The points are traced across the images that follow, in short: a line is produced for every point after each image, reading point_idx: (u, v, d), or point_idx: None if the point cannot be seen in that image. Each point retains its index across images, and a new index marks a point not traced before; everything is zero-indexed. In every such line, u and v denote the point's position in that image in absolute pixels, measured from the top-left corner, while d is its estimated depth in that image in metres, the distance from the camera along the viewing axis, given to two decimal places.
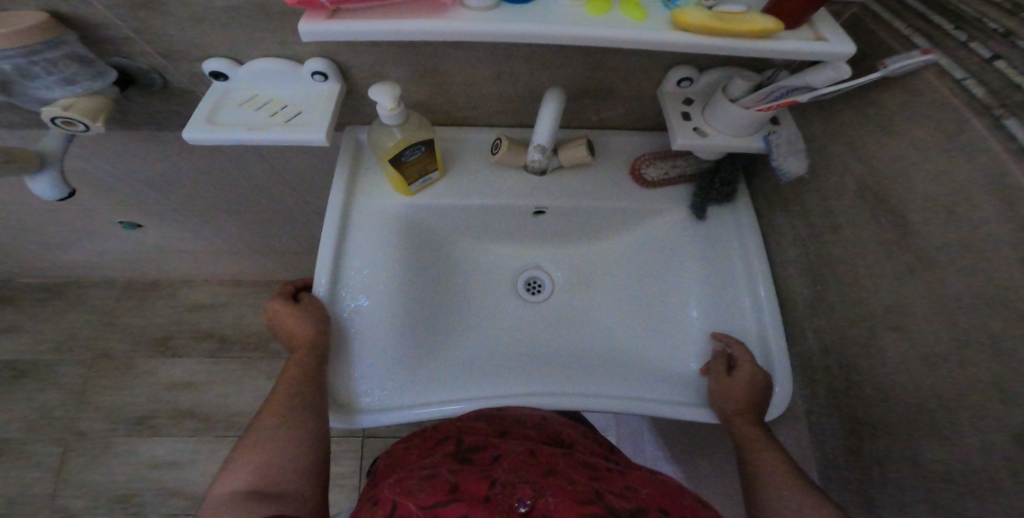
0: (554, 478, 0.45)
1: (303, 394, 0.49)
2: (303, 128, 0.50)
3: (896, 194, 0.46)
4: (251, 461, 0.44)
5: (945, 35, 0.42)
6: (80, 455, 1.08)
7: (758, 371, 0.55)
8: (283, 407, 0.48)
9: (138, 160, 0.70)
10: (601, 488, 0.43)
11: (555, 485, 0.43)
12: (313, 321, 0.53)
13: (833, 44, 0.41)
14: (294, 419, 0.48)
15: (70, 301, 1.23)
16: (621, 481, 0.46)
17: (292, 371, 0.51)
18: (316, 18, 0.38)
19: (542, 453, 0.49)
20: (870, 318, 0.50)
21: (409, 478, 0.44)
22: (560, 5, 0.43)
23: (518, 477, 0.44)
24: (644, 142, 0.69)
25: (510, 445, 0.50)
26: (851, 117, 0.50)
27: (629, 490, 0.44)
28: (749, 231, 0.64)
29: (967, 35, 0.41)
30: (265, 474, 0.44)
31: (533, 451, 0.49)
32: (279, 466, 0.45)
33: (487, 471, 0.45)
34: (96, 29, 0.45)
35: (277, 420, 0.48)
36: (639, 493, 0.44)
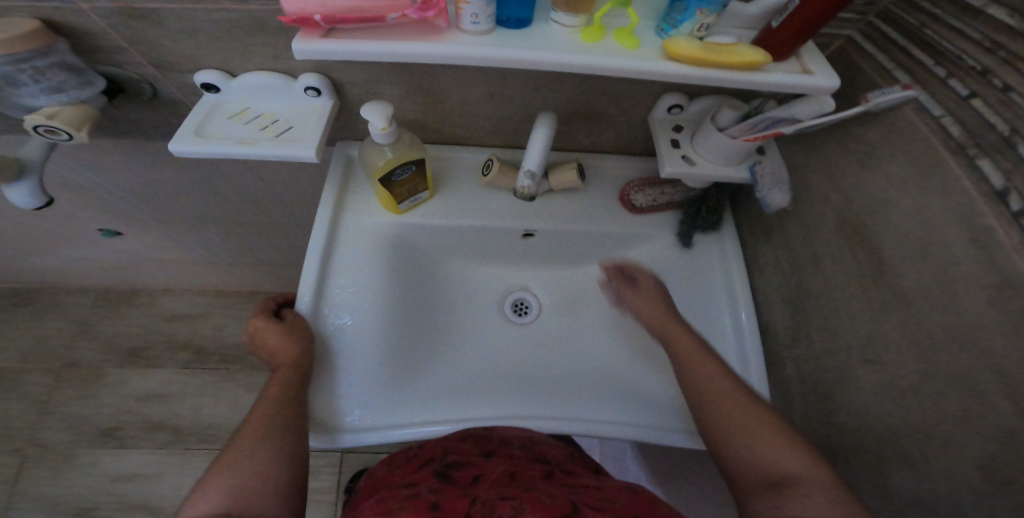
0: (532, 492, 0.44)
1: (283, 410, 0.47)
2: (293, 143, 0.50)
3: (876, 227, 0.46)
4: (222, 483, 0.41)
5: (926, 71, 0.42)
6: (39, 469, 1.03)
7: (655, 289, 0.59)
8: (261, 425, 0.46)
9: (120, 167, 0.69)
10: (578, 502, 0.42)
11: (534, 499, 0.43)
12: (295, 338, 0.52)
13: (817, 78, 0.42)
14: (273, 437, 0.45)
15: (43, 308, 1.19)
16: (598, 494, 0.45)
17: (274, 388, 0.49)
18: (311, 35, 0.38)
19: (524, 473, 0.49)
20: (853, 346, 0.50)
21: (390, 498, 0.45)
22: (554, 32, 0.43)
23: (498, 493, 0.44)
24: (633, 166, 0.69)
25: (492, 464, 0.50)
26: (833, 148, 0.51)
27: (605, 501, 0.43)
28: (734, 260, 0.65)
29: (947, 71, 0.41)
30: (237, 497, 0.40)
31: (512, 473, 0.48)
32: (254, 487, 0.41)
33: (468, 490, 0.45)
34: (89, 38, 0.45)
35: (255, 438, 0.45)
36: (615, 504, 0.43)
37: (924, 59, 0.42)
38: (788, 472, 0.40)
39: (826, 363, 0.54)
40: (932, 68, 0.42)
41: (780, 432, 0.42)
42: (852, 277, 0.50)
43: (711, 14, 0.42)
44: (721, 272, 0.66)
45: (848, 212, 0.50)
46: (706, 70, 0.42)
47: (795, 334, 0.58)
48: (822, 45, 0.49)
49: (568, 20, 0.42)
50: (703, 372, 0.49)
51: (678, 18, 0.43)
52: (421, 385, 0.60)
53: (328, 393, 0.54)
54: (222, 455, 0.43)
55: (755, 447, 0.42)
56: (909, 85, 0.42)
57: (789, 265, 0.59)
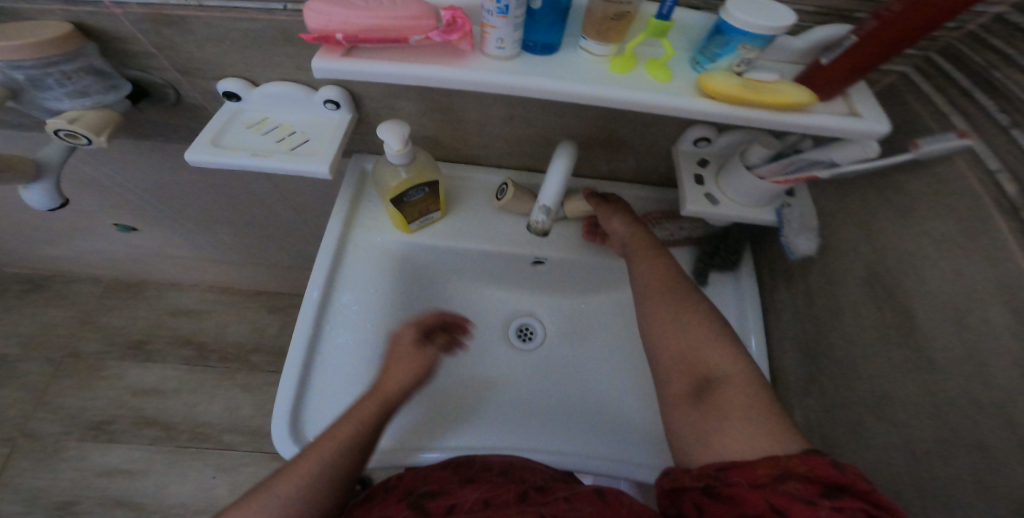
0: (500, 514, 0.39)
1: (346, 460, 0.44)
2: (309, 157, 0.49)
3: (912, 284, 0.44)
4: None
5: (987, 118, 0.39)
6: (27, 460, 1.02)
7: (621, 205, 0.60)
8: (314, 467, 0.43)
9: (136, 166, 0.69)
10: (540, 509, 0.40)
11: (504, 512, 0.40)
12: (408, 372, 0.52)
13: (864, 121, 0.41)
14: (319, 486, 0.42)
15: (51, 295, 1.20)
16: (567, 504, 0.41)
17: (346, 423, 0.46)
18: (331, 54, 0.37)
19: (499, 499, 0.43)
20: (882, 406, 0.47)
21: None
22: (583, 60, 0.42)
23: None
24: (653, 197, 0.67)
25: (466, 491, 0.45)
26: (870, 195, 0.48)
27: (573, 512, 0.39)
28: (750, 301, 0.62)
29: (1011, 120, 0.37)
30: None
31: (486, 500, 0.43)
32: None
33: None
34: (118, 42, 0.44)
35: (304, 482, 0.42)
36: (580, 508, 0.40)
37: (986, 105, 0.39)
38: (711, 371, 0.43)
39: (847, 421, 0.51)
40: (994, 116, 0.38)
41: (715, 340, 0.45)
42: (881, 334, 0.47)
43: (755, 50, 0.39)
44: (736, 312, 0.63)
45: (880, 266, 0.47)
46: (746, 108, 0.40)
47: (814, 386, 0.55)
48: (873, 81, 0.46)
49: (597, 48, 0.41)
50: (659, 284, 0.51)
51: (717, 52, 0.40)
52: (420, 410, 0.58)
53: (324, 414, 0.51)
54: (269, 480, 0.42)
55: (690, 350, 0.45)
56: (966, 132, 0.39)
57: (811, 312, 0.56)
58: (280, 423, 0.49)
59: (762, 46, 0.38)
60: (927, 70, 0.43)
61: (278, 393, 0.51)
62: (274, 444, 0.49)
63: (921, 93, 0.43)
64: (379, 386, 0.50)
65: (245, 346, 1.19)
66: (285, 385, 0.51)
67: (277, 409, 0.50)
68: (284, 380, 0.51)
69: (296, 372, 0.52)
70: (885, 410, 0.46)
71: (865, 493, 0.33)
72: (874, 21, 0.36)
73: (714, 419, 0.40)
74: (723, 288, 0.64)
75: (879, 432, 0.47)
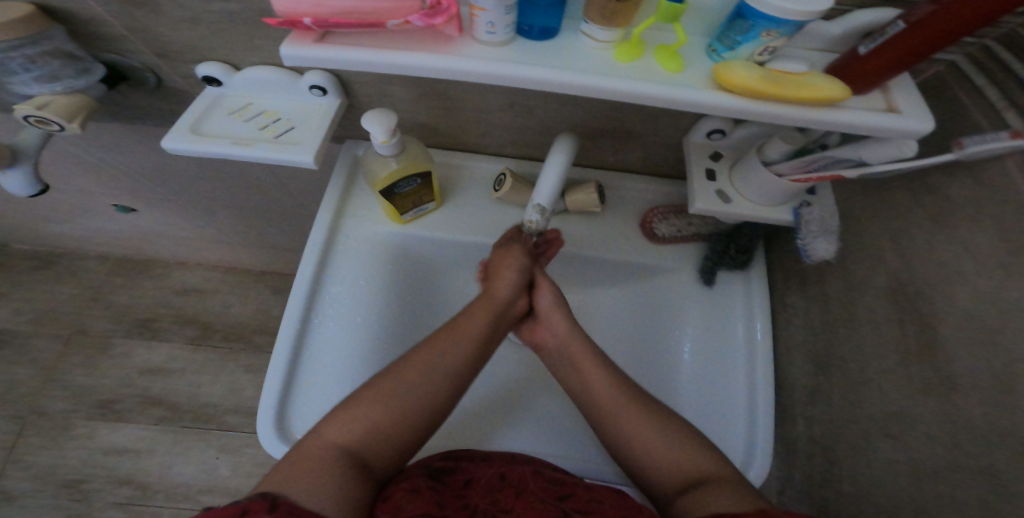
0: (525, 500, 0.43)
1: (456, 366, 0.47)
2: (292, 146, 0.47)
3: (934, 300, 0.40)
4: (361, 418, 0.42)
5: None
6: (36, 436, 1.06)
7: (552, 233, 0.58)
8: (425, 369, 0.45)
9: (127, 151, 0.68)
10: (569, 511, 0.42)
11: (529, 508, 0.42)
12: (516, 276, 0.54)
13: (904, 119, 0.36)
14: (428, 388, 0.45)
15: (60, 272, 1.22)
16: (586, 493, 0.45)
17: (458, 329, 0.49)
18: (303, 40, 0.35)
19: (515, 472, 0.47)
20: (891, 426, 0.44)
21: (389, 492, 0.43)
22: (584, 46, 0.38)
23: (495, 504, 0.44)
24: (660, 191, 0.64)
25: (480, 466, 0.48)
26: (898, 199, 0.44)
27: (593, 504, 0.43)
28: (760, 305, 0.59)
29: None
30: (367, 437, 0.41)
31: (502, 474, 0.47)
32: (383, 432, 0.42)
33: (460, 497, 0.44)
34: (89, 25, 0.42)
35: (412, 381, 0.44)
36: (604, 507, 0.43)
37: None
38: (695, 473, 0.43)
39: (851, 439, 0.48)
40: None
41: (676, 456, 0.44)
42: (896, 350, 0.44)
43: (781, 38, 0.34)
44: (742, 315, 0.59)
45: (904, 277, 0.43)
46: (768, 103, 0.36)
47: (821, 399, 0.53)
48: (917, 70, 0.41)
49: (601, 34, 0.37)
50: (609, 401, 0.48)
51: (738, 40, 0.36)
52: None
53: (310, 411, 0.50)
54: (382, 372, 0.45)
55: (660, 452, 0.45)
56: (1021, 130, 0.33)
57: (823, 321, 0.53)
58: (264, 420, 0.48)
59: (789, 34, 0.34)
60: (982, 60, 0.38)
61: (264, 387, 0.49)
62: (259, 440, 0.47)
63: (972, 85, 0.38)
64: (491, 292, 0.54)
65: (247, 325, 1.23)
66: (271, 380, 0.50)
67: (263, 405, 0.48)
68: (270, 376, 0.50)
69: (282, 368, 0.50)
70: (897, 432, 0.43)
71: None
72: (930, 7, 0.31)
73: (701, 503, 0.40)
74: (731, 289, 0.61)
75: (886, 454, 0.45)
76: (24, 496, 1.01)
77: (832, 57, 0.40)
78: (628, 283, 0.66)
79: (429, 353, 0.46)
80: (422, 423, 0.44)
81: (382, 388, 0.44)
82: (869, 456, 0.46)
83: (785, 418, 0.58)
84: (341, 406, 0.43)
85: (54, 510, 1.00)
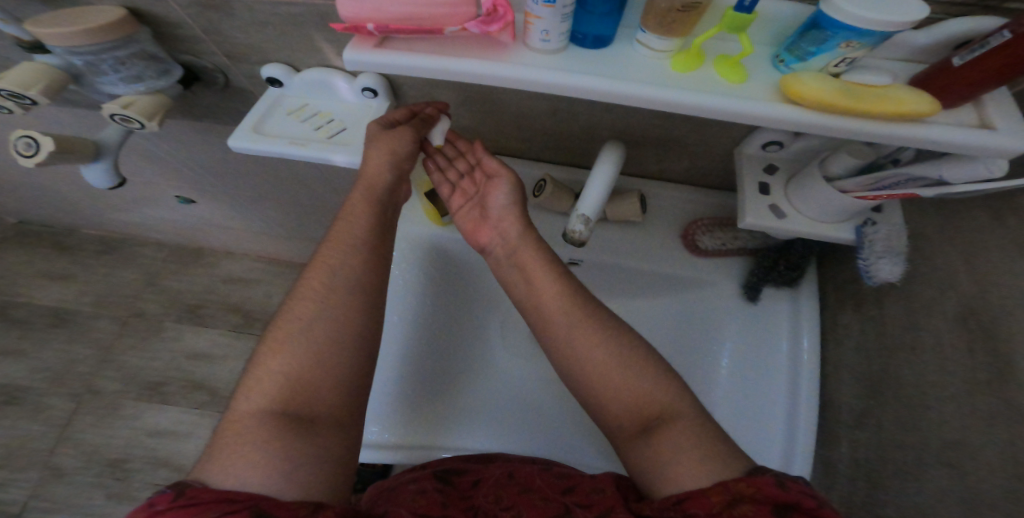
0: (528, 496, 0.43)
1: (355, 301, 0.43)
2: (344, 147, 0.48)
3: (1014, 331, 0.37)
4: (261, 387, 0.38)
5: None
6: (91, 412, 1.14)
7: (501, 169, 0.51)
8: (323, 299, 0.42)
9: (188, 147, 0.73)
10: (570, 504, 0.41)
11: (529, 506, 0.41)
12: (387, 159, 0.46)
13: (997, 136, 0.33)
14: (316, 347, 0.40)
15: (122, 257, 1.31)
16: (590, 484, 0.43)
17: (338, 246, 0.45)
18: (364, 45, 0.36)
19: (521, 473, 0.47)
20: (955, 464, 0.41)
21: (399, 493, 0.44)
22: (643, 55, 0.38)
23: (498, 501, 0.43)
24: (704, 202, 0.62)
25: (491, 468, 0.48)
26: (974, 220, 0.41)
27: (594, 494, 0.41)
28: (808, 326, 0.56)
29: None
30: (286, 395, 0.38)
31: (512, 473, 0.47)
32: (304, 385, 0.39)
33: (466, 499, 0.44)
34: (169, 27, 0.45)
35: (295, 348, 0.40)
36: (601, 495, 0.41)
37: None
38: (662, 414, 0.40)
39: (903, 471, 0.46)
40: None
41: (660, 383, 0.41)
42: (963, 379, 0.41)
43: (861, 49, 0.32)
44: (788, 334, 0.57)
45: (979, 303, 0.40)
46: (842, 117, 0.34)
47: (873, 429, 0.49)
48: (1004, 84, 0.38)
49: (658, 43, 0.36)
50: (570, 325, 0.45)
51: (811, 50, 0.34)
52: (438, 386, 0.57)
53: None
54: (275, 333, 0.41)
55: (628, 389, 0.42)
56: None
57: (880, 346, 0.50)
58: None
59: (870, 45, 0.32)
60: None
61: None
62: None
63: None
64: (368, 177, 0.47)
65: None
66: None
67: None
68: None
69: None
70: (959, 465, 0.40)
71: (810, 511, 0.32)
72: None
73: (662, 453, 0.38)
74: (778, 306, 0.58)
75: (944, 489, 0.42)
76: (73, 472, 1.08)
77: (913, 69, 0.38)
78: (666, 295, 0.64)
79: (308, 303, 0.41)
80: (336, 378, 0.40)
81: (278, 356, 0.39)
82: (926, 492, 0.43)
83: (828, 445, 0.55)
84: (253, 369, 0.39)
85: (97, 488, 1.07)
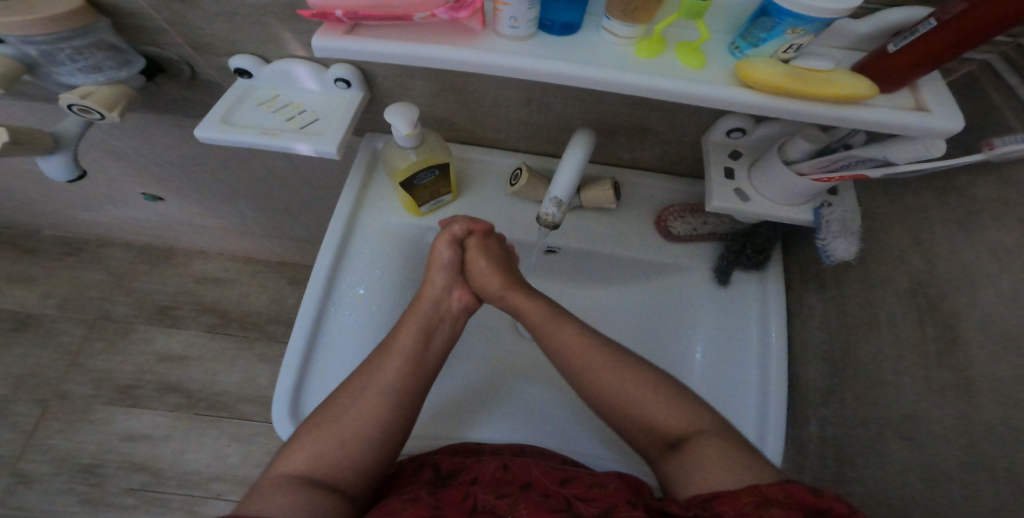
0: (527, 492, 0.44)
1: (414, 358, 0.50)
2: (317, 137, 0.48)
3: (955, 304, 0.40)
4: (313, 447, 0.45)
5: None
6: (60, 418, 1.10)
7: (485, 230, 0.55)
8: (403, 353, 0.49)
9: (155, 142, 0.71)
10: (571, 497, 0.43)
11: (530, 500, 0.43)
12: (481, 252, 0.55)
13: (931, 117, 0.36)
14: (377, 400, 0.47)
15: (87, 259, 1.26)
16: (589, 478, 0.46)
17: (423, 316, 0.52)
18: (333, 32, 0.37)
19: (516, 464, 0.47)
20: (905, 430, 0.44)
21: (391, 500, 0.44)
22: (606, 42, 0.39)
23: (496, 494, 0.44)
24: (676, 190, 0.64)
25: (485, 462, 0.49)
26: (923, 201, 0.43)
27: (596, 488, 0.44)
28: (775, 306, 0.58)
29: None
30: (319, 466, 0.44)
31: (506, 465, 0.47)
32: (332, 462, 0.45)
33: (461, 488, 0.45)
34: (128, 17, 0.44)
35: (354, 412, 0.46)
36: (606, 491, 0.43)
37: None
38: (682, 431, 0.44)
39: (865, 444, 0.48)
40: None
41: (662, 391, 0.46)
42: (916, 354, 0.43)
43: (806, 35, 0.34)
44: (757, 317, 0.59)
45: (925, 279, 0.42)
46: (792, 100, 0.36)
47: (834, 402, 0.52)
48: (945, 71, 0.40)
49: (623, 30, 0.37)
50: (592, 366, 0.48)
51: (761, 37, 0.36)
52: None
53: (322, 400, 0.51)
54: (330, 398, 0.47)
55: (648, 411, 0.46)
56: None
57: (840, 324, 0.52)
58: (281, 404, 0.49)
59: (815, 31, 0.34)
60: (1016, 64, 0.36)
61: (281, 370, 0.51)
62: (274, 423, 0.49)
63: (1005, 88, 0.37)
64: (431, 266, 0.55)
65: (263, 316, 1.26)
66: (288, 364, 0.51)
67: (278, 390, 0.50)
68: (287, 360, 0.51)
69: (298, 350, 0.52)
70: (910, 432, 0.43)
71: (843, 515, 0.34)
72: (961, 4, 0.31)
73: (692, 463, 0.42)
74: (746, 288, 0.60)
75: (902, 458, 0.44)
76: (43, 479, 1.05)
77: (856, 56, 0.40)
78: (642, 281, 0.66)
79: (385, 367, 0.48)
80: (404, 402, 0.48)
81: (334, 414, 0.46)
82: (880, 459, 0.46)
83: (793, 418, 0.58)
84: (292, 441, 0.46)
85: (70, 494, 1.04)
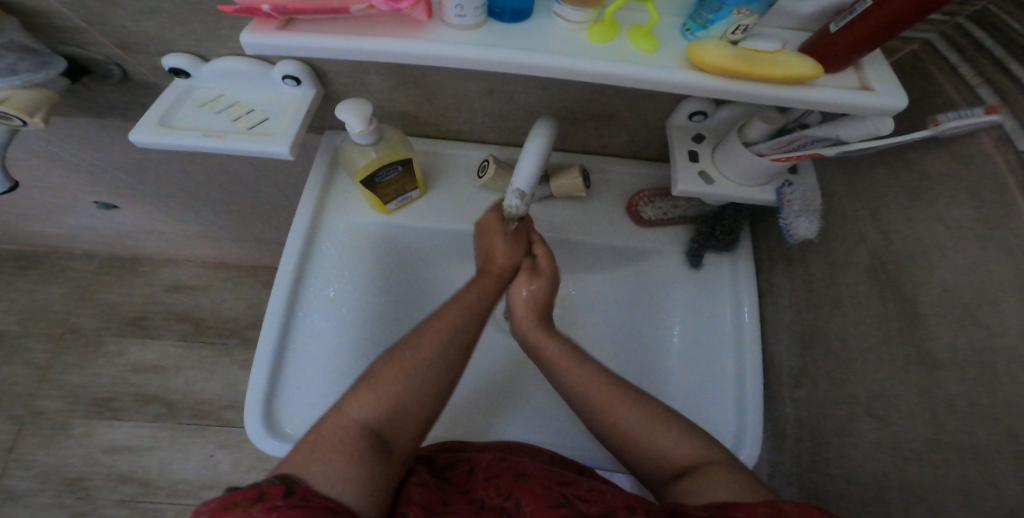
0: (523, 482, 0.44)
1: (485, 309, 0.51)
2: (267, 138, 0.46)
3: (915, 277, 0.40)
4: (377, 396, 0.42)
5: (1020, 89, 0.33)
6: (34, 436, 1.07)
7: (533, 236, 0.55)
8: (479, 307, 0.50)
9: (103, 148, 0.67)
10: (570, 495, 0.41)
11: (526, 492, 0.42)
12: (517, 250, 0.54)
13: (878, 96, 0.36)
14: (455, 352, 0.46)
15: (47, 272, 1.21)
16: (588, 485, 0.44)
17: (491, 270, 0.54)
18: (265, 27, 0.35)
19: (514, 458, 0.48)
20: (872, 403, 0.44)
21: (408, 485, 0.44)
22: (558, 27, 0.38)
23: (498, 491, 0.44)
24: (645, 174, 0.63)
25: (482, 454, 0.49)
26: (880, 177, 0.44)
27: (595, 493, 0.42)
28: (746, 286, 0.59)
29: None
30: (381, 417, 0.42)
31: (503, 457, 0.48)
32: (397, 411, 0.42)
33: (467, 494, 0.45)
34: (45, 18, 0.41)
35: (436, 351, 0.45)
36: (605, 496, 0.41)
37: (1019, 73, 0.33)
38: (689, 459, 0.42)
39: (836, 417, 0.49)
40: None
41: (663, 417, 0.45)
42: (879, 328, 0.44)
43: (752, 16, 0.34)
44: (729, 298, 0.59)
45: (885, 252, 0.43)
46: (744, 82, 0.35)
47: (806, 377, 0.53)
48: (891, 50, 0.40)
49: (573, 14, 0.36)
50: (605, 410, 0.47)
51: (710, 18, 0.35)
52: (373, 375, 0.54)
53: (296, 405, 0.50)
54: (394, 354, 0.45)
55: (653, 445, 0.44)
56: (994, 106, 0.33)
57: (808, 301, 0.53)
58: (252, 415, 0.48)
59: (759, 10, 0.34)
60: (958, 39, 0.37)
61: (250, 380, 0.49)
62: (248, 435, 0.48)
63: (950, 64, 0.37)
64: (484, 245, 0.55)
65: (239, 321, 1.23)
66: (257, 373, 0.50)
67: (248, 400, 0.49)
68: (256, 369, 0.50)
69: (268, 358, 0.50)
70: (878, 404, 0.44)
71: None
72: None
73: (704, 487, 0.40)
74: (718, 270, 0.61)
75: (870, 429, 0.45)
76: (24, 497, 1.02)
77: (803, 37, 0.40)
78: (618, 268, 0.66)
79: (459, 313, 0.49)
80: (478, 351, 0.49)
81: (411, 356, 0.45)
82: (851, 431, 0.47)
83: (768, 394, 0.59)
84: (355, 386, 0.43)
85: (55, 510, 1.01)
